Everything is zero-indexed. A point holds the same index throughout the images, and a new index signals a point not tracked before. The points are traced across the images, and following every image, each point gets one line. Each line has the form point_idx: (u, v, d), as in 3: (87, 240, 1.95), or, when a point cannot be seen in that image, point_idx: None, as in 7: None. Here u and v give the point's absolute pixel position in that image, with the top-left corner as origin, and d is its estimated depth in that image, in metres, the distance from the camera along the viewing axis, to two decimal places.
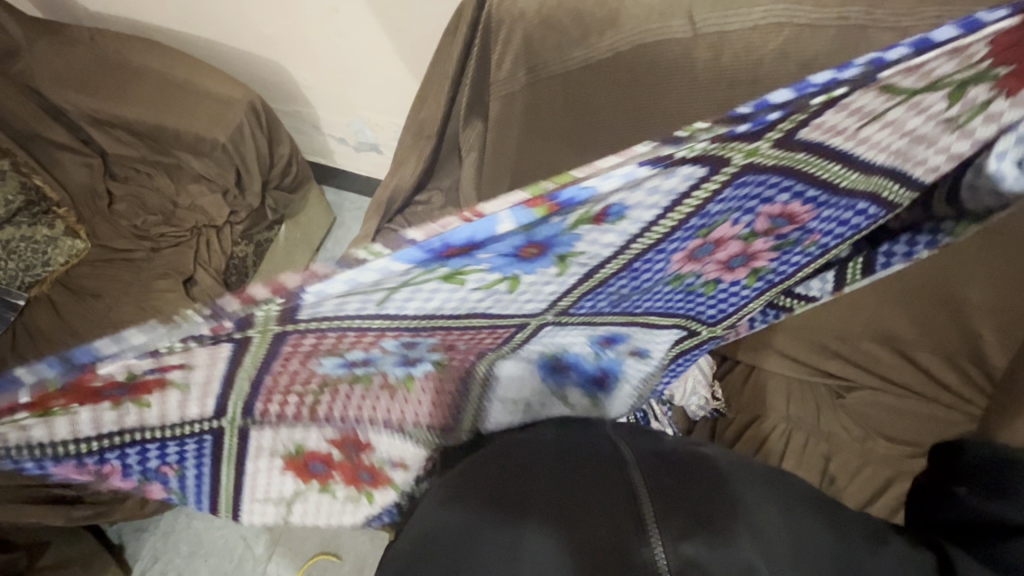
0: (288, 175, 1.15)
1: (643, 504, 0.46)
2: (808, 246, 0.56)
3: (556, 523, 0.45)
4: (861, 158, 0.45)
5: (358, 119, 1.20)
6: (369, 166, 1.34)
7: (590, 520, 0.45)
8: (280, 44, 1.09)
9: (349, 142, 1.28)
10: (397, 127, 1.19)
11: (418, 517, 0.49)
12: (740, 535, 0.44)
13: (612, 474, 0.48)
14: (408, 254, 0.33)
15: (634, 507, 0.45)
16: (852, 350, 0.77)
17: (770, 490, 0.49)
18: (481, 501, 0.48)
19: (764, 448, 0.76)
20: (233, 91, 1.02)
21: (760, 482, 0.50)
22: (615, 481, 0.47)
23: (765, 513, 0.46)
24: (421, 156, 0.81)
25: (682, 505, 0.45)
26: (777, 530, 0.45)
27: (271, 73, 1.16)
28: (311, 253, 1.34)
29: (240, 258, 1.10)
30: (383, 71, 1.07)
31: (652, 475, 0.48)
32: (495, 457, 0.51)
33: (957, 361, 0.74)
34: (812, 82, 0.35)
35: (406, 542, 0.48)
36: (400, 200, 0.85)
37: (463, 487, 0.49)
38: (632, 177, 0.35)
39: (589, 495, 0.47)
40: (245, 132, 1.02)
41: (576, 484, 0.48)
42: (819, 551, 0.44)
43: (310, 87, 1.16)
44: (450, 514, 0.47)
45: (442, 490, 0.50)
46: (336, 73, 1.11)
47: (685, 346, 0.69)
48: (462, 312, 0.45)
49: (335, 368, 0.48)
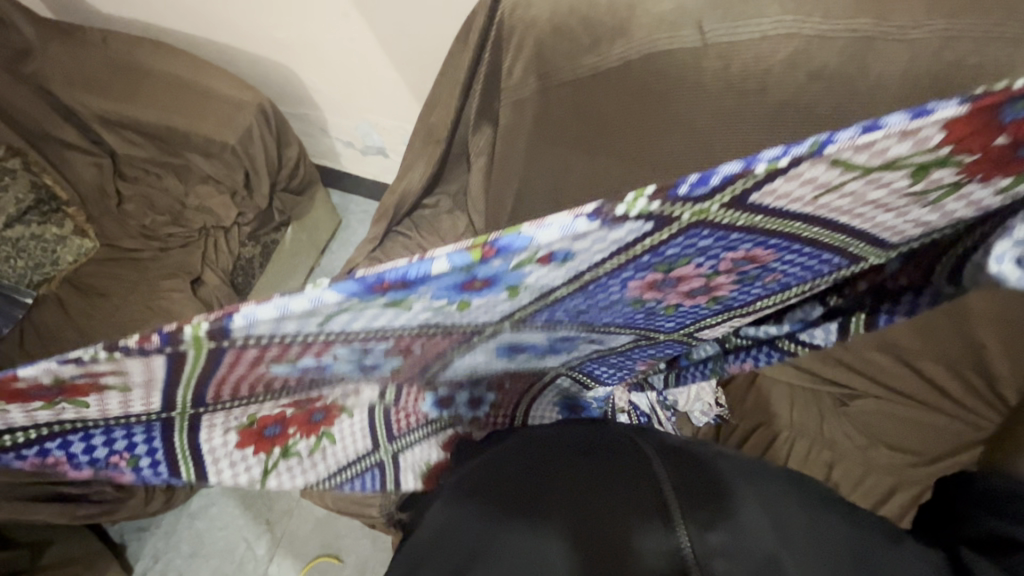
0: (296, 178, 1.16)
1: (667, 500, 0.49)
2: (772, 283, 0.54)
3: (573, 521, 0.48)
4: (830, 220, 0.45)
5: (365, 123, 1.21)
6: (376, 171, 1.35)
7: (606, 516, 0.48)
8: (291, 49, 1.10)
9: (356, 146, 1.29)
10: (404, 132, 1.20)
11: (439, 511, 0.53)
12: (755, 525, 0.46)
13: (630, 474, 0.51)
14: (344, 285, 0.37)
15: (655, 504, 0.48)
16: (855, 357, 0.78)
17: (783, 483, 0.51)
18: (500, 501, 0.51)
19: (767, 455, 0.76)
20: (243, 94, 1.03)
21: (771, 477, 0.52)
22: (634, 480, 0.50)
23: (778, 507, 0.48)
24: (430, 160, 0.81)
25: (698, 499, 0.48)
26: (791, 522, 0.47)
27: (281, 77, 1.17)
28: (316, 255, 1.35)
29: (247, 259, 1.11)
30: (392, 77, 1.08)
31: (671, 470, 0.51)
32: (511, 460, 0.55)
33: (959, 370, 0.74)
34: (761, 159, 0.35)
35: (431, 530, 0.52)
36: (408, 203, 0.86)
37: (479, 489, 0.52)
38: (572, 231, 0.37)
39: (606, 493, 0.50)
40: (255, 135, 1.03)
41: (590, 484, 0.51)
42: (831, 540, 0.46)
43: (319, 91, 1.17)
44: (469, 512, 0.51)
45: (458, 492, 0.53)
46: (345, 78, 1.12)
47: (643, 343, 0.65)
48: (418, 329, 0.47)
49: (288, 368, 0.50)
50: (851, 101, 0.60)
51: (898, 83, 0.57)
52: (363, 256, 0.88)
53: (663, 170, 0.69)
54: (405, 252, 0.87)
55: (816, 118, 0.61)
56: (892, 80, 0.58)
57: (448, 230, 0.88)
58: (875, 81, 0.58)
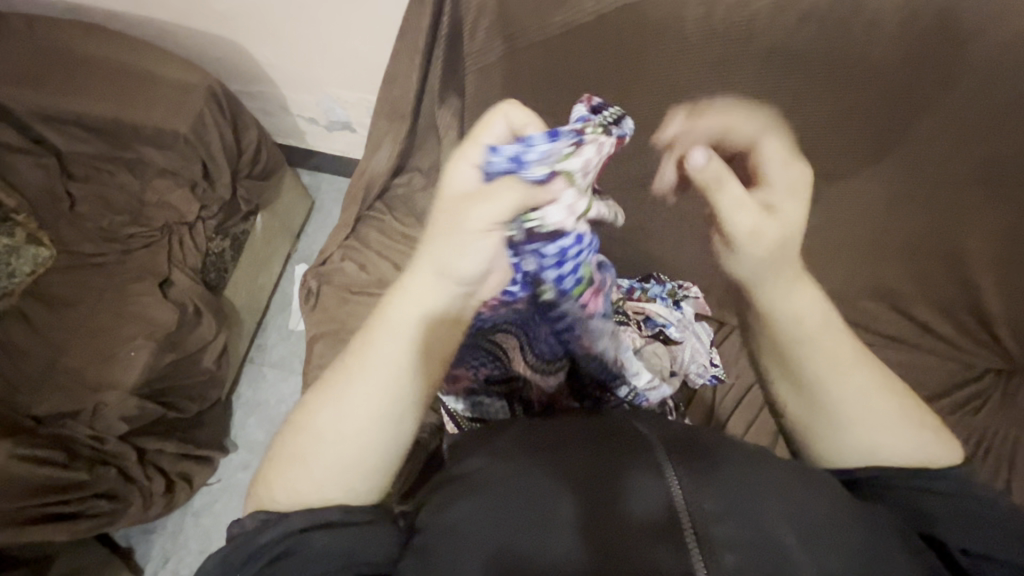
0: (260, 162, 1.10)
1: (661, 456, 0.46)
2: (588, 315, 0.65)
3: (580, 485, 0.44)
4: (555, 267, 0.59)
5: (326, 98, 1.14)
6: (345, 147, 1.28)
7: (601, 478, 0.44)
8: (236, 21, 1.00)
9: (320, 123, 1.22)
10: (370, 102, 1.12)
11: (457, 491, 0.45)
12: (797, 489, 0.44)
13: (623, 432, 0.48)
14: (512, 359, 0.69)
15: (649, 456, 0.46)
16: (848, 307, 0.80)
17: (791, 466, 0.46)
18: (502, 466, 0.46)
19: (756, 422, 0.84)
20: (191, 77, 0.97)
21: (780, 464, 0.46)
22: (626, 435, 0.48)
23: (795, 491, 0.44)
24: (398, 137, 0.76)
25: (712, 475, 0.44)
26: (800, 495, 0.43)
27: (229, 54, 1.08)
28: (292, 242, 1.30)
29: (217, 255, 1.05)
30: (348, 45, 1.00)
31: (675, 449, 0.46)
32: (511, 438, 0.48)
33: (953, 314, 0.77)
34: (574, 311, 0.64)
35: (461, 509, 0.44)
36: (378, 186, 0.81)
37: (503, 456, 0.47)
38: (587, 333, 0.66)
39: (585, 444, 0.47)
40: (208, 120, 0.97)
41: (580, 439, 0.47)
42: (845, 517, 0.43)
43: (274, 65, 1.08)
44: (473, 491, 0.44)
45: (473, 461, 0.48)
46: (298, 50, 1.04)
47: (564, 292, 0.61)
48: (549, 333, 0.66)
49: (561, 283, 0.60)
50: (842, 44, 0.58)
51: (894, 21, 0.57)
52: (336, 244, 0.84)
53: (649, 125, 0.67)
54: (382, 237, 0.83)
55: (807, 64, 0.60)
56: (888, 18, 0.57)
57: (425, 210, 0.84)
58: (869, 20, 0.57)
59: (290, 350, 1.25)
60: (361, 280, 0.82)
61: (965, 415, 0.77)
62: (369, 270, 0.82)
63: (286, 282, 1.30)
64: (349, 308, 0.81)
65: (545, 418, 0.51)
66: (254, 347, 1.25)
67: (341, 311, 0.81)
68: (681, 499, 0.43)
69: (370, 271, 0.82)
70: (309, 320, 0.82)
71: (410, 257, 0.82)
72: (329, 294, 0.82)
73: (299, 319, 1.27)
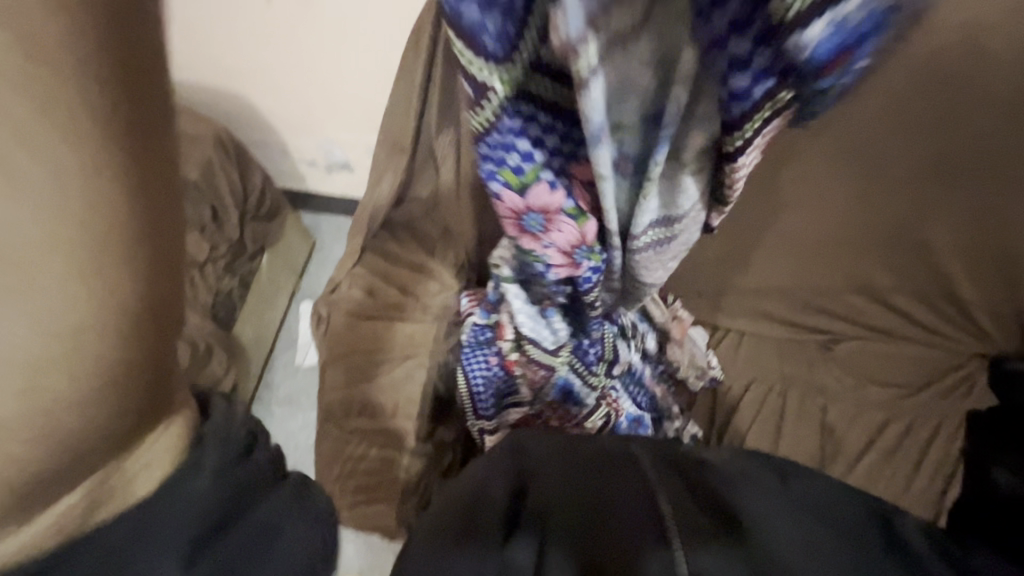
0: (264, 206, 1.17)
1: (667, 515, 0.47)
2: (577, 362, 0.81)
3: (575, 539, 0.45)
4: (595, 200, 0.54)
5: (326, 140, 1.21)
6: (343, 187, 1.34)
7: (603, 536, 0.46)
8: (239, 75, 1.08)
9: (320, 165, 1.28)
10: (367, 144, 1.20)
11: (432, 538, 0.47)
12: (801, 541, 0.47)
13: (630, 480, 0.53)
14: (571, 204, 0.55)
15: (657, 520, 0.47)
16: (833, 301, 0.85)
17: (790, 511, 0.51)
18: (495, 523, 0.47)
19: (758, 419, 0.86)
20: (198, 127, 1.04)
21: (776, 506, 0.51)
22: (631, 489, 0.51)
23: (795, 544, 0.46)
24: (397, 168, 0.82)
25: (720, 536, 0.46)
26: (798, 545, 0.46)
27: (232, 105, 1.15)
28: (295, 280, 1.34)
29: (225, 294, 1.08)
30: (345, 90, 1.07)
31: (675, 499, 0.50)
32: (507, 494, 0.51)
33: (934, 304, 0.81)
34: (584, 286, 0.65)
35: (436, 546, 0.46)
36: (380, 215, 0.86)
37: (499, 516, 0.48)
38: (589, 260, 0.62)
39: (598, 499, 0.50)
40: (216, 168, 1.04)
41: (587, 488, 0.52)
42: (842, 563, 0.45)
43: (276, 113, 1.15)
44: (454, 534, 0.47)
45: (462, 508, 0.50)
46: (299, 97, 1.11)
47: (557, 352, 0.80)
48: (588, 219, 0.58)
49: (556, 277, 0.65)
50: None
51: None
52: (344, 272, 0.88)
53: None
54: (387, 262, 0.87)
55: None
56: None
57: (426, 236, 0.88)
58: None
59: (297, 385, 1.27)
60: (368, 304, 0.86)
61: (932, 397, 0.84)
62: (376, 295, 0.86)
63: (290, 318, 1.33)
64: (357, 332, 0.85)
65: (558, 437, 0.60)
66: (262, 385, 1.27)
67: (349, 335, 0.85)
68: (665, 507, 0.48)
69: (376, 296, 0.86)
70: (319, 346, 0.86)
71: (414, 279, 0.86)
72: (338, 320, 0.86)
73: (306, 353, 1.30)
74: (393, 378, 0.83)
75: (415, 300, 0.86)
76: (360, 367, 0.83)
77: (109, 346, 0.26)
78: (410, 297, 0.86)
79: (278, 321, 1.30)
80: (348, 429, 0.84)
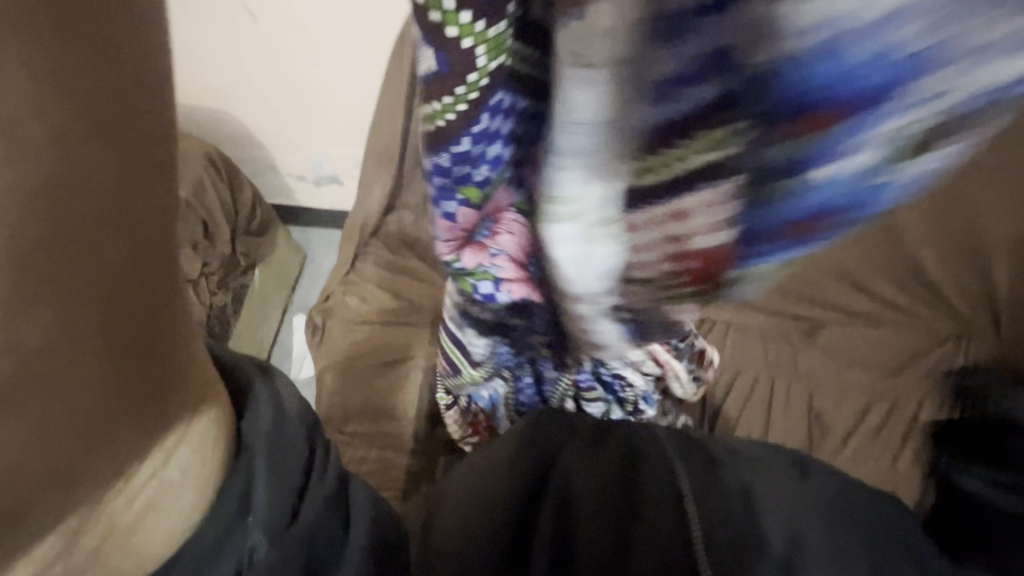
0: (254, 221, 1.18)
1: (687, 508, 0.47)
2: (517, 374, 0.67)
3: (590, 530, 0.46)
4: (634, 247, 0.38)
5: (314, 155, 1.23)
6: (333, 200, 1.36)
7: (617, 530, 0.46)
8: (227, 94, 1.11)
9: (308, 179, 1.30)
10: (355, 157, 1.22)
11: (451, 498, 0.49)
12: (828, 541, 0.46)
13: (657, 471, 0.50)
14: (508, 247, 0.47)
15: (681, 520, 0.46)
16: (811, 290, 0.89)
17: (817, 503, 0.49)
18: (515, 494, 0.49)
19: (748, 407, 0.89)
20: (188, 146, 1.07)
21: (798, 494, 0.49)
22: (657, 475, 0.50)
23: (822, 544, 0.45)
24: (386, 178, 0.86)
25: (741, 546, 0.45)
26: (822, 542, 0.46)
27: (221, 124, 1.18)
28: (288, 294, 1.35)
29: (219, 308, 1.09)
30: (332, 105, 1.10)
31: (700, 494, 0.48)
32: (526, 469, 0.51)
33: (906, 286, 0.86)
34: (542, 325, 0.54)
35: (452, 514, 0.48)
36: (371, 224, 0.91)
37: (513, 481, 0.50)
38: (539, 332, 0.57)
39: (615, 490, 0.49)
40: (206, 184, 1.06)
41: (605, 475, 0.50)
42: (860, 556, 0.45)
43: (263, 130, 1.18)
44: (475, 504, 0.48)
45: (481, 469, 0.51)
46: (285, 113, 1.13)
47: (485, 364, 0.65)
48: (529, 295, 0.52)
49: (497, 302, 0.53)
50: None
51: None
52: (337, 282, 0.93)
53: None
54: (380, 270, 0.91)
55: None
56: None
57: (417, 243, 0.92)
58: None
59: None
60: (364, 311, 0.90)
61: (909, 379, 0.87)
62: (370, 301, 0.90)
63: (285, 332, 1.34)
64: (354, 337, 0.89)
65: (581, 416, 0.57)
66: None
67: (345, 340, 0.88)
68: (692, 517, 0.46)
69: (371, 302, 0.90)
70: (317, 353, 0.90)
71: (407, 285, 0.90)
72: (335, 326, 0.90)
73: (302, 366, 1.30)
74: (389, 382, 0.87)
75: (409, 304, 0.90)
76: (358, 370, 0.87)
77: (97, 367, 0.22)
78: (404, 302, 0.90)
79: (273, 335, 1.31)
80: (345, 434, 0.84)
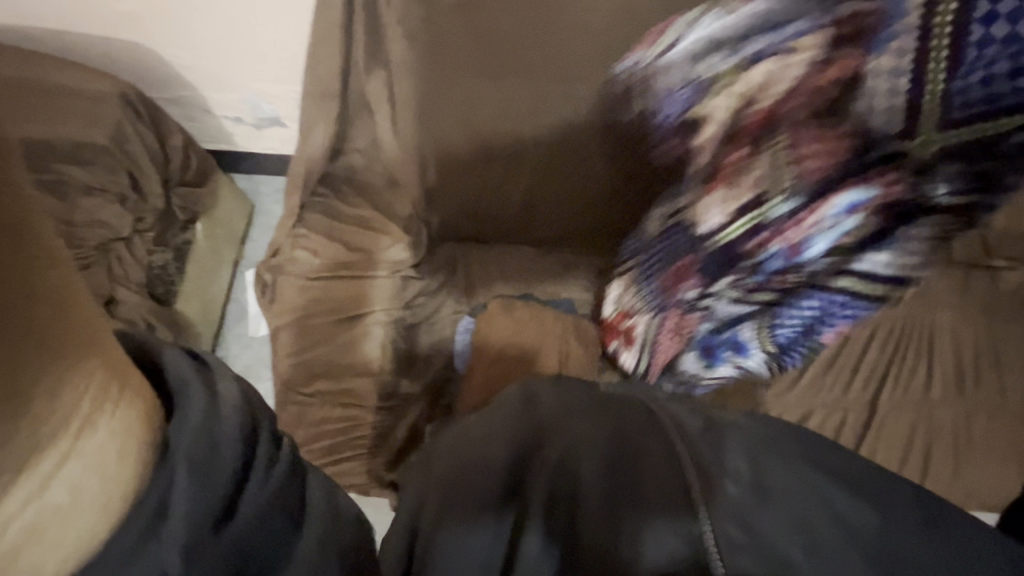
0: (190, 169, 1.09)
1: (685, 477, 0.37)
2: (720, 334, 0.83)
3: (554, 507, 0.40)
4: None
5: (250, 93, 1.11)
6: (276, 144, 1.25)
7: (582, 500, 0.38)
8: (139, 23, 0.97)
9: (247, 122, 1.18)
10: (294, 94, 1.11)
11: (446, 459, 0.49)
12: (884, 527, 0.33)
13: (656, 442, 0.40)
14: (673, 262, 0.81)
15: (672, 491, 0.36)
16: None
17: (896, 503, 0.34)
18: (502, 453, 0.45)
19: None
20: (102, 86, 0.96)
21: (865, 487, 0.35)
22: (652, 448, 0.40)
23: (880, 540, 0.32)
24: (329, 119, 0.83)
25: (738, 516, 0.34)
26: (878, 537, 0.33)
27: (138, 60, 1.04)
28: (237, 249, 1.26)
29: (161, 267, 1.01)
30: (263, 35, 0.99)
31: (713, 465, 0.37)
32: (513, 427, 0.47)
33: None
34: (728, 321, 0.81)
35: (439, 477, 0.47)
36: (318, 169, 0.87)
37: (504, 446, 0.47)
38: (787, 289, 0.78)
39: (591, 453, 0.41)
40: (127, 128, 0.95)
41: (590, 442, 0.42)
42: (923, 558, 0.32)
43: (188, 66, 1.05)
44: (459, 467, 0.46)
45: (479, 432, 0.49)
46: (211, 44, 1.00)
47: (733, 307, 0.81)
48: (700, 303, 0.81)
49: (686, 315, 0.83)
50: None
51: None
52: (285, 235, 0.88)
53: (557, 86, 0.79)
54: (329, 219, 0.89)
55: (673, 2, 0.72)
56: None
57: (368, 189, 0.90)
58: None
59: (255, 356, 1.23)
60: (316, 265, 0.87)
61: None
62: (322, 254, 0.87)
63: (237, 289, 1.27)
64: (309, 292, 0.86)
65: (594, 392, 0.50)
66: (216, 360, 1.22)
67: (301, 296, 0.86)
68: (694, 480, 0.36)
69: (323, 255, 0.87)
70: (270, 311, 0.86)
71: (360, 234, 0.88)
72: (285, 284, 0.87)
73: (259, 323, 1.25)
74: (347, 338, 0.85)
75: (364, 254, 0.88)
76: (315, 325, 0.85)
77: None
78: (360, 253, 0.88)
79: (224, 294, 1.24)
80: (307, 394, 0.84)
